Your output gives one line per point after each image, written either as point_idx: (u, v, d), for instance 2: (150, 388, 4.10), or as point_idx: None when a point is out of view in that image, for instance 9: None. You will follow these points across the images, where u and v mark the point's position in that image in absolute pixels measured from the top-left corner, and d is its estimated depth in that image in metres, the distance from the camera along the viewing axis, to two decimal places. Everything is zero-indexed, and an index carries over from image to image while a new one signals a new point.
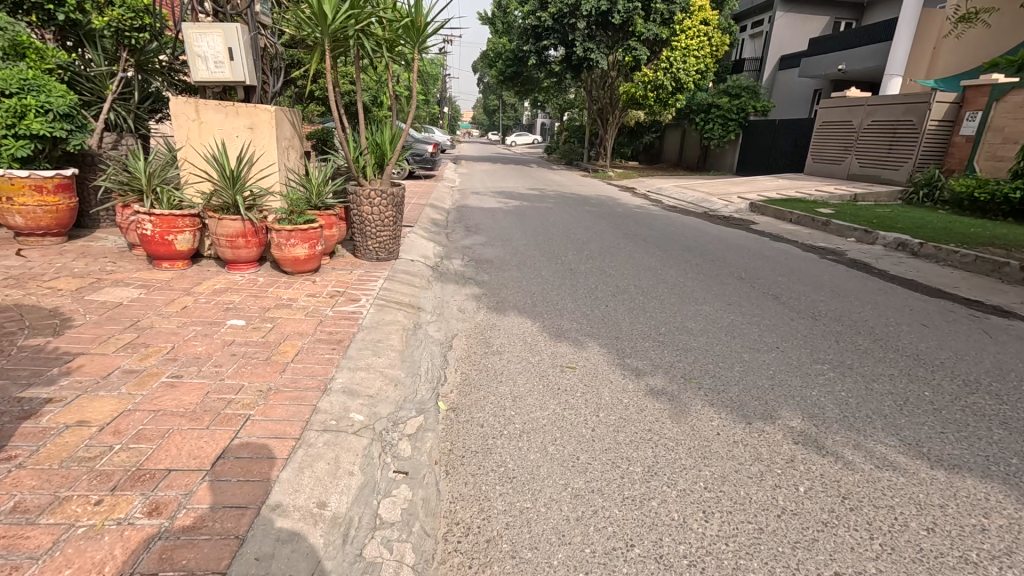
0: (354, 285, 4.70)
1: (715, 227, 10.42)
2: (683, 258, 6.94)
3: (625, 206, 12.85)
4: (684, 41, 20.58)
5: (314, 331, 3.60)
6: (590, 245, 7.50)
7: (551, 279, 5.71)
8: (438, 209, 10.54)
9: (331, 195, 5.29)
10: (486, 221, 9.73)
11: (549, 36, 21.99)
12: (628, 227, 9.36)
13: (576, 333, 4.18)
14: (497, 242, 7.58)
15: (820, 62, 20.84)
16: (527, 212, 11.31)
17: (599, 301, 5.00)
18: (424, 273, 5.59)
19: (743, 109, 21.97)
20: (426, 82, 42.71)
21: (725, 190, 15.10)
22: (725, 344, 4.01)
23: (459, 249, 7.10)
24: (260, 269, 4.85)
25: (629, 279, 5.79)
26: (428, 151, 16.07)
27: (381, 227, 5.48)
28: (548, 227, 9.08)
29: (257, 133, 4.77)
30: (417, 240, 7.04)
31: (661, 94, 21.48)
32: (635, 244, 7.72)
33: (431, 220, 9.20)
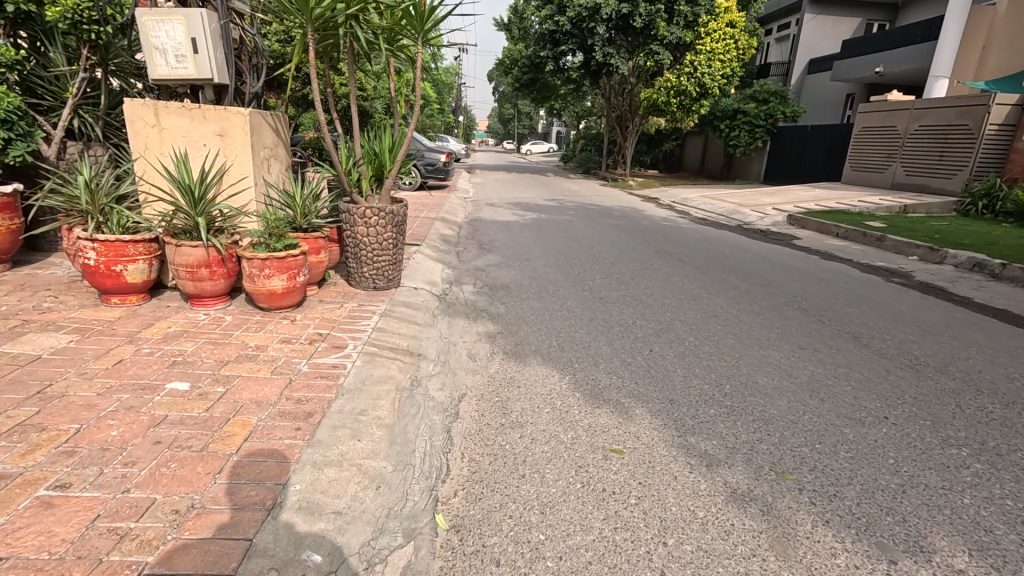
0: (342, 326, 3.85)
1: (755, 243, 9.41)
2: (730, 283, 5.99)
3: (651, 219, 11.89)
4: (709, 44, 19.66)
5: (278, 399, 2.75)
6: (620, 267, 6.58)
7: (579, 312, 4.81)
8: (450, 224, 9.72)
9: (318, 214, 4.48)
10: (502, 236, 8.89)
11: (567, 41, 21.22)
12: (659, 243, 8.43)
13: (618, 393, 3.26)
14: (514, 263, 6.71)
15: (853, 64, 19.75)
16: (545, 226, 10.46)
17: (640, 343, 4.08)
18: (430, 305, 4.73)
19: (771, 115, 20.92)
20: (441, 91, 42.23)
21: (759, 201, 14.05)
22: (815, 412, 3.07)
23: (472, 272, 6.25)
24: (231, 303, 4.04)
25: (671, 311, 4.87)
26: (441, 160, 15.29)
27: (380, 251, 4.65)
28: (570, 243, 8.17)
29: (229, 141, 3.98)
30: (424, 262, 6.20)
31: (684, 100, 20.57)
32: (672, 265, 6.78)
33: (442, 236, 8.36)
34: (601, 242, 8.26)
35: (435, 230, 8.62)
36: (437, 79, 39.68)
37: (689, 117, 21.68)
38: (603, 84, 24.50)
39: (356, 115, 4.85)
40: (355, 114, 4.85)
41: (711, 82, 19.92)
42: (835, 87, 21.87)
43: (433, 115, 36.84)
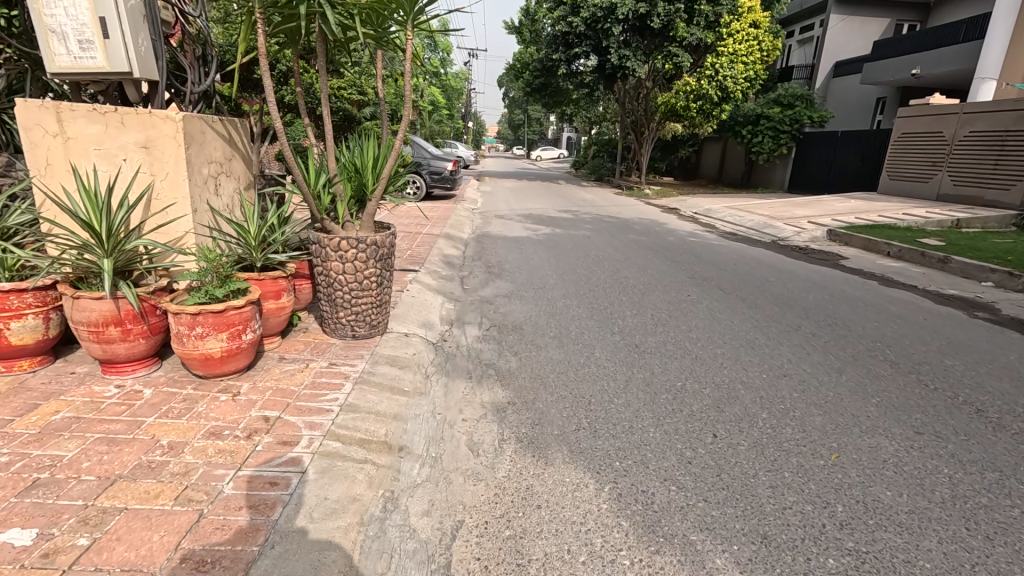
0: (299, 403, 2.88)
1: (798, 263, 8.35)
2: (790, 324, 4.94)
3: (676, 234, 10.84)
4: (731, 45, 18.62)
5: (166, 562, 1.77)
6: (652, 299, 5.58)
7: (611, 369, 3.81)
8: (457, 242, 8.78)
9: (277, 250, 3.54)
10: (514, 256, 7.93)
11: (581, 43, 20.26)
12: (692, 266, 7.40)
13: (683, 525, 2.24)
14: (528, 294, 5.72)
15: (885, 66, 18.60)
16: (560, 242, 9.46)
17: (697, 425, 3.07)
18: (423, 361, 3.75)
19: (797, 120, 19.77)
20: (450, 95, 41.45)
21: (791, 213, 12.94)
22: (986, 568, 2.03)
23: (479, 305, 5.28)
24: (159, 367, 3.08)
25: (729, 369, 3.83)
26: (447, 168, 14.30)
27: (359, 291, 3.68)
28: (592, 266, 7.18)
29: (158, 156, 3.03)
30: (422, 294, 5.24)
31: (704, 105, 19.52)
32: (713, 297, 5.76)
33: (446, 257, 7.41)
34: (626, 265, 7.26)
35: (438, 249, 7.66)
36: (446, 84, 38.85)
37: (709, 122, 20.61)
38: (618, 88, 23.52)
39: (328, 120, 3.78)
40: (327, 118, 3.79)
41: (734, 86, 18.86)
42: (864, 90, 20.70)
43: (441, 121, 36.07)
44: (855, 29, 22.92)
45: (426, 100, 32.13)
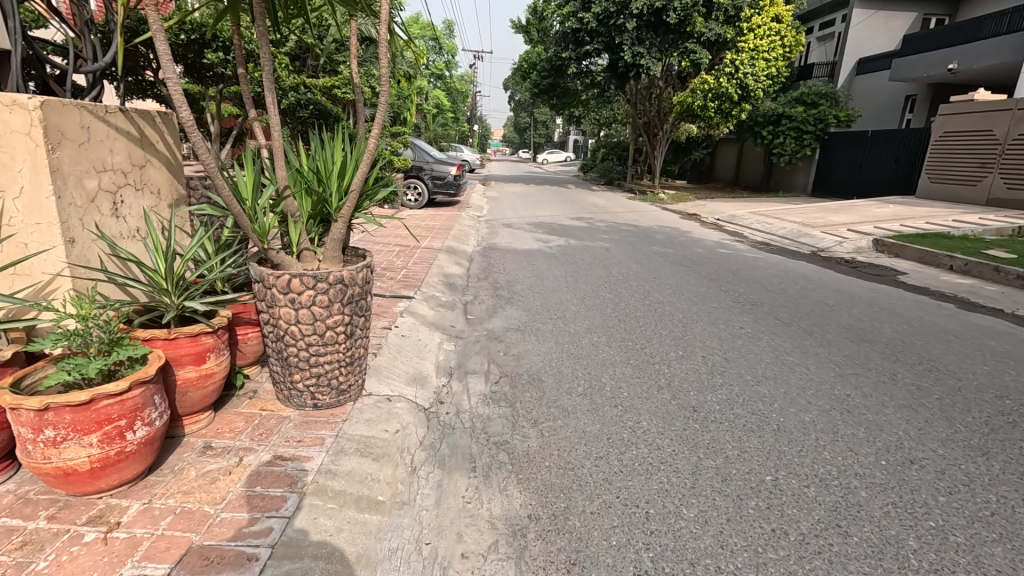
0: (208, 543, 1.86)
1: (851, 280, 7.29)
2: (880, 369, 3.91)
3: (703, 244, 9.79)
4: (752, 41, 17.63)
5: None
6: (698, 334, 4.56)
7: (670, 452, 2.78)
8: (461, 256, 7.81)
9: (198, 294, 2.53)
10: (527, 272, 6.92)
11: (593, 40, 19.29)
12: (733, 287, 6.38)
13: None
14: (546, 328, 4.70)
15: (917, 62, 17.50)
16: (576, 255, 8.45)
17: (820, 567, 2.02)
18: (408, 443, 2.72)
19: (822, 119, 18.68)
20: (455, 98, 40.69)
21: (825, 220, 11.87)
22: None
23: (486, 345, 4.26)
24: (9, 476, 2.11)
25: (831, 450, 2.80)
26: (451, 173, 13.29)
27: (319, 345, 2.67)
28: (618, 286, 6.17)
29: (7, 162, 2.02)
30: (416, 332, 4.21)
31: (723, 105, 18.51)
32: (771, 330, 4.73)
33: (449, 276, 6.41)
34: (657, 286, 6.25)
35: (439, 267, 6.68)
36: (450, 87, 38.00)
37: (727, 123, 19.62)
38: (629, 88, 22.53)
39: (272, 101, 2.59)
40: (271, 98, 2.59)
41: (755, 84, 17.84)
42: (892, 88, 19.59)
43: (445, 124, 35.16)
44: (879, 25, 21.84)
45: (429, 104, 31.29)
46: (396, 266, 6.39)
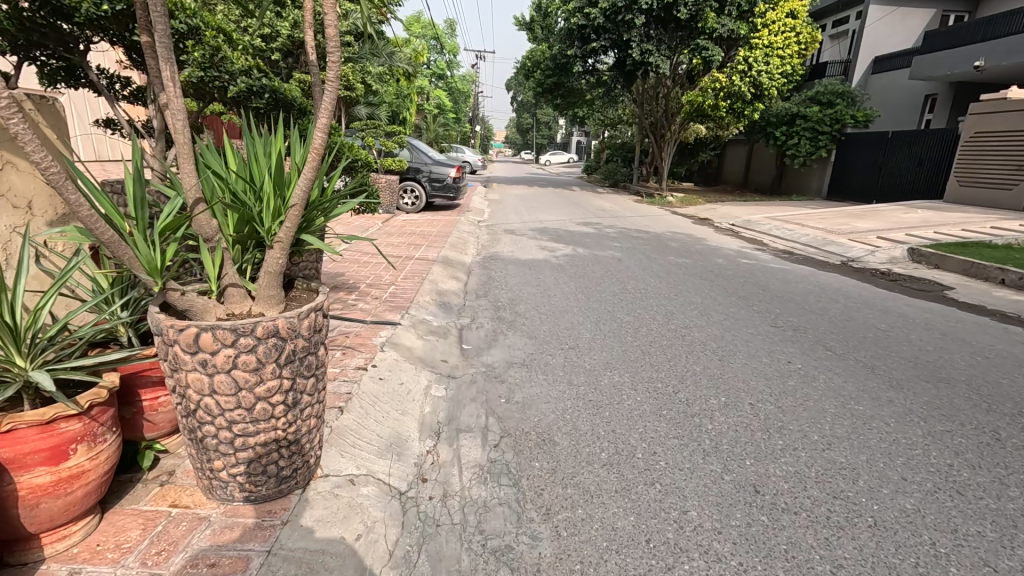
0: None
1: (895, 296, 6.51)
2: (975, 423, 3.15)
3: (723, 253, 9.02)
4: (767, 37, 17.00)
5: None
6: (741, 373, 3.79)
7: (737, 567, 2.01)
8: (460, 268, 7.04)
9: (57, 351, 1.83)
10: (532, 288, 6.15)
11: (599, 37, 18.54)
12: (768, 307, 5.60)
13: None
14: (557, 364, 3.92)
15: (938, 60, 16.71)
16: (586, 265, 7.70)
17: None
18: (372, 559, 1.95)
19: (838, 119, 17.91)
20: (456, 98, 40.07)
21: (851, 227, 11.08)
22: None
23: (484, 389, 3.47)
24: None
25: (956, 562, 2.04)
26: (450, 175, 12.52)
27: (246, 421, 1.90)
28: (637, 307, 5.39)
29: None
30: (399, 373, 3.43)
31: (735, 104, 17.78)
32: (824, 366, 3.97)
33: (444, 293, 5.65)
34: (682, 306, 5.47)
35: (433, 282, 5.91)
36: (452, 86, 37.35)
37: (739, 123, 18.87)
38: (636, 88, 21.79)
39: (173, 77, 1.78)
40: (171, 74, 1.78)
41: (769, 82, 17.08)
42: (911, 87, 18.80)
43: (447, 124, 34.46)
44: (896, 22, 21.08)
45: (429, 104, 30.61)
46: (384, 282, 5.62)
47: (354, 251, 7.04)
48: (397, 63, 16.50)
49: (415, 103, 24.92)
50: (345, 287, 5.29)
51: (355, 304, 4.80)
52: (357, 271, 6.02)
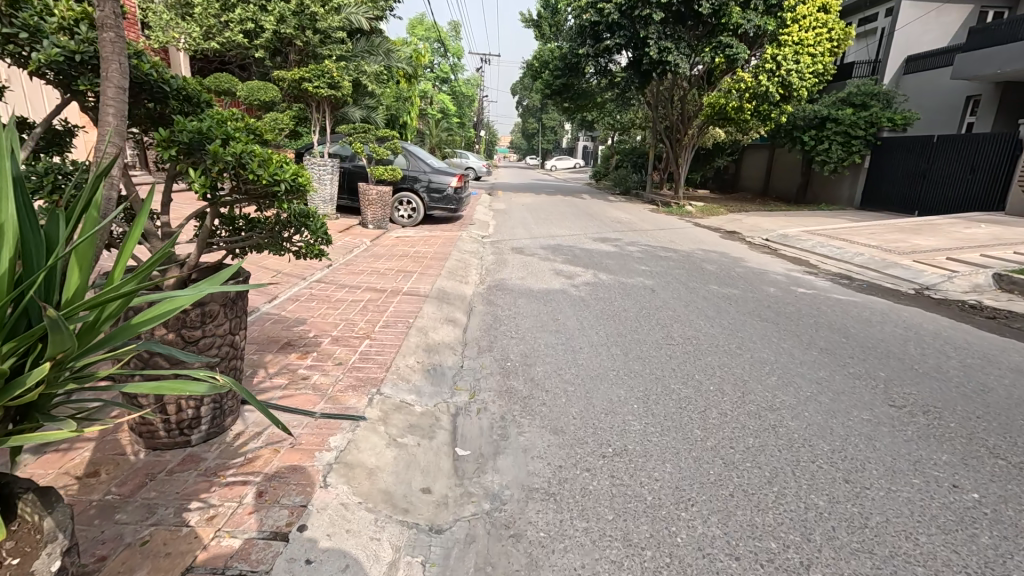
0: None
1: (1013, 344, 5.11)
2: None
3: (771, 280, 7.63)
4: (796, 33, 15.63)
5: None
6: (898, 520, 2.38)
7: None
8: (460, 304, 5.68)
9: None
10: (552, 337, 4.78)
11: (614, 35, 17.12)
12: (867, 369, 4.20)
13: None
14: (602, 499, 2.52)
15: (987, 58, 15.16)
16: (613, 296, 6.37)
17: None
18: None
19: (874, 122, 16.57)
20: (460, 102, 38.99)
21: (910, 244, 9.66)
22: None
23: (487, 563, 2.08)
24: None
25: None
26: (451, 185, 11.14)
27: None
28: (696, 373, 4.00)
29: None
30: (343, 542, 2.03)
31: (761, 106, 16.46)
32: (1015, 495, 2.58)
33: (437, 349, 4.28)
34: (757, 370, 4.07)
35: (423, 331, 4.53)
36: (456, 90, 36.22)
37: (764, 126, 17.57)
38: (650, 90, 20.51)
39: None
40: None
41: (799, 82, 15.76)
42: (951, 88, 17.37)
43: (451, 128, 33.25)
44: (931, 19, 19.71)
45: (433, 108, 29.51)
46: (356, 335, 4.25)
47: (328, 285, 5.70)
48: (395, 62, 15.25)
49: (417, 107, 23.75)
50: (301, 347, 3.92)
51: (308, 377, 3.43)
52: (323, 317, 4.65)
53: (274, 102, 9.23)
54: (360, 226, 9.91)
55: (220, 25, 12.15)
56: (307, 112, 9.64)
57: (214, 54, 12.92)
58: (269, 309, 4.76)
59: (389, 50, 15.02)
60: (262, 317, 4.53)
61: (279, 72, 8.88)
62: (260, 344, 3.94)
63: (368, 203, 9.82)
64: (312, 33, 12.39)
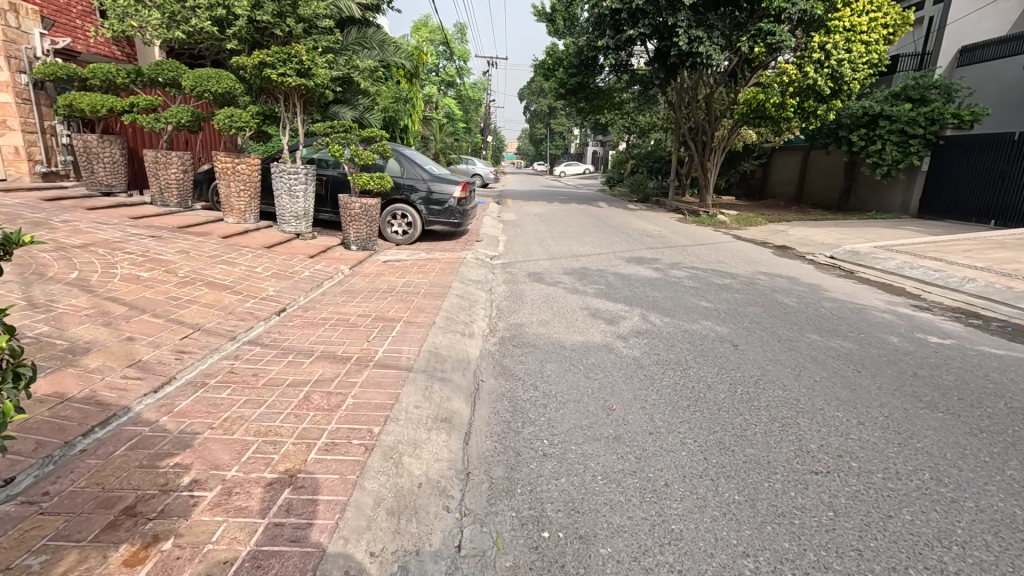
0: None
1: None
2: None
3: (879, 321, 5.71)
4: (850, 18, 13.70)
5: None
6: None
7: None
8: (460, 377, 3.82)
9: None
10: (610, 456, 2.89)
11: (637, 24, 15.21)
12: None
13: None
14: None
15: None
16: (679, 355, 4.45)
17: None
18: None
19: (936, 119, 14.59)
20: (466, 107, 37.35)
21: None
22: None
23: None
24: None
25: None
26: (454, 195, 9.29)
27: None
28: (912, 571, 2.08)
29: None
30: None
31: (805, 102, 14.56)
32: None
33: (415, 499, 2.41)
34: (1020, 557, 2.15)
35: (396, 456, 2.66)
36: (463, 94, 34.51)
37: (807, 125, 15.66)
38: (674, 87, 18.62)
39: None
40: None
41: (852, 74, 13.83)
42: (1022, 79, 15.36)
43: (457, 133, 31.48)
44: (988, 5, 17.81)
45: (437, 112, 27.86)
46: (273, 478, 2.37)
47: (264, 352, 3.85)
48: (393, 56, 13.47)
49: (420, 109, 22.10)
50: (150, 521, 2.05)
51: None
52: (227, 427, 2.76)
53: (232, 96, 7.44)
54: (341, 247, 8.07)
55: (183, 10, 10.30)
56: (277, 109, 7.86)
57: (183, 45, 11.16)
58: (146, 409, 2.90)
59: (385, 41, 13.23)
60: (122, 432, 2.66)
61: (239, 58, 7.05)
62: (77, 513, 2.07)
63: (350, 219, 7.97)
64: (293, 19, 10.28)
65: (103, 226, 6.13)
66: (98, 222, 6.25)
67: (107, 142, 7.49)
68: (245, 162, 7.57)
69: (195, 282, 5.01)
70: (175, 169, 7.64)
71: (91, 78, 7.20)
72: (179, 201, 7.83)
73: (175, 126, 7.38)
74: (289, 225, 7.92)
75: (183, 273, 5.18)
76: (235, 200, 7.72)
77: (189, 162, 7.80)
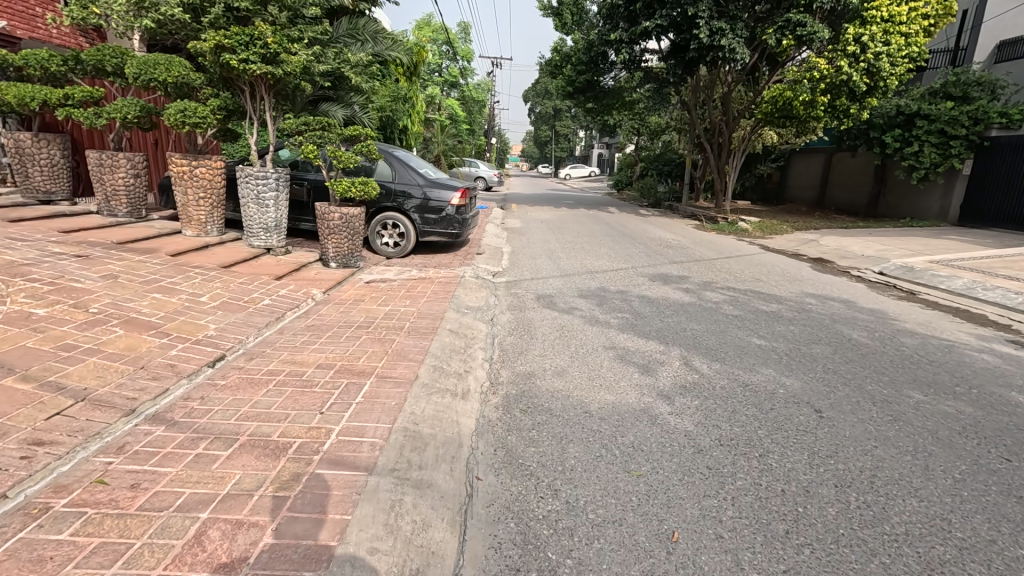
0: None
1: None
2: None
3: (986, 367, 4.49)
4: (889, 7, 12.49)
5: None
6: None
7: None
8: (445, 477, 2.64)
9: None
10: None
11: (653, 16, 14.07)
12: None
13: None
14: None
15: None
16: (749, 428, 3.25)
17: None
18: None
19: (982, 118, 13.33)
20: (469, 108, 36.18)
21: None
22: None
23: None
24: None
25: None
26: (451, 203, 8.14)
27: None
28: None
29: None
30: None
31: (838, 99, 13.35)
32: None
33: None
34: None
35: None
36: (467, 96, 33.45)
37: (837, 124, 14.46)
38: (690, 84, 17.47)
39: None
40: None
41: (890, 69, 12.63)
42: None
43: (461, 135, 30.41)
44: None
45: (440, 114, 26.79)
46: None
47: (165, 439, 2.69)
48: (387, 49, 12.34)
49: (421, 109, 21.00)
50: None
51: None
52: None
53: (191, 88, 6.33)
54: (320, 265, 6.94)
55: None
56: (244, 104, 6.73)
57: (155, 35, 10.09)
58: None
59: (378, 32, 12.09)
60: None
61: (197, 44, 5.94)
62: None
63: (328, 231, 6.82)
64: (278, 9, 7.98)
65: (17, 243, 5.01)
66: (14, 238, 5.14)
67: (43, 142, 6.40)
68: (205, 165, 6.49)
69: (108, 321, 3.87)
70: (123, 173, 6.51)
71: (21, 66, 6.09)
72: (129, 211, 6.70)
73: (122, 122, 6.26)
74: (258, 238, 6.79)
75: (98, 308, 4.04)
76: (194, 209, 6.58)
77: (141, 165, 6.68)
